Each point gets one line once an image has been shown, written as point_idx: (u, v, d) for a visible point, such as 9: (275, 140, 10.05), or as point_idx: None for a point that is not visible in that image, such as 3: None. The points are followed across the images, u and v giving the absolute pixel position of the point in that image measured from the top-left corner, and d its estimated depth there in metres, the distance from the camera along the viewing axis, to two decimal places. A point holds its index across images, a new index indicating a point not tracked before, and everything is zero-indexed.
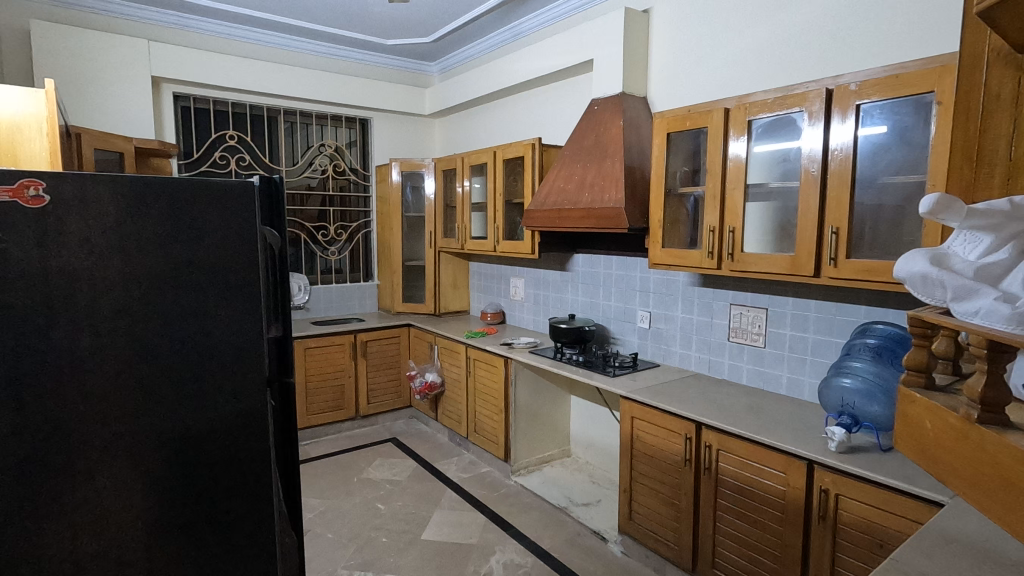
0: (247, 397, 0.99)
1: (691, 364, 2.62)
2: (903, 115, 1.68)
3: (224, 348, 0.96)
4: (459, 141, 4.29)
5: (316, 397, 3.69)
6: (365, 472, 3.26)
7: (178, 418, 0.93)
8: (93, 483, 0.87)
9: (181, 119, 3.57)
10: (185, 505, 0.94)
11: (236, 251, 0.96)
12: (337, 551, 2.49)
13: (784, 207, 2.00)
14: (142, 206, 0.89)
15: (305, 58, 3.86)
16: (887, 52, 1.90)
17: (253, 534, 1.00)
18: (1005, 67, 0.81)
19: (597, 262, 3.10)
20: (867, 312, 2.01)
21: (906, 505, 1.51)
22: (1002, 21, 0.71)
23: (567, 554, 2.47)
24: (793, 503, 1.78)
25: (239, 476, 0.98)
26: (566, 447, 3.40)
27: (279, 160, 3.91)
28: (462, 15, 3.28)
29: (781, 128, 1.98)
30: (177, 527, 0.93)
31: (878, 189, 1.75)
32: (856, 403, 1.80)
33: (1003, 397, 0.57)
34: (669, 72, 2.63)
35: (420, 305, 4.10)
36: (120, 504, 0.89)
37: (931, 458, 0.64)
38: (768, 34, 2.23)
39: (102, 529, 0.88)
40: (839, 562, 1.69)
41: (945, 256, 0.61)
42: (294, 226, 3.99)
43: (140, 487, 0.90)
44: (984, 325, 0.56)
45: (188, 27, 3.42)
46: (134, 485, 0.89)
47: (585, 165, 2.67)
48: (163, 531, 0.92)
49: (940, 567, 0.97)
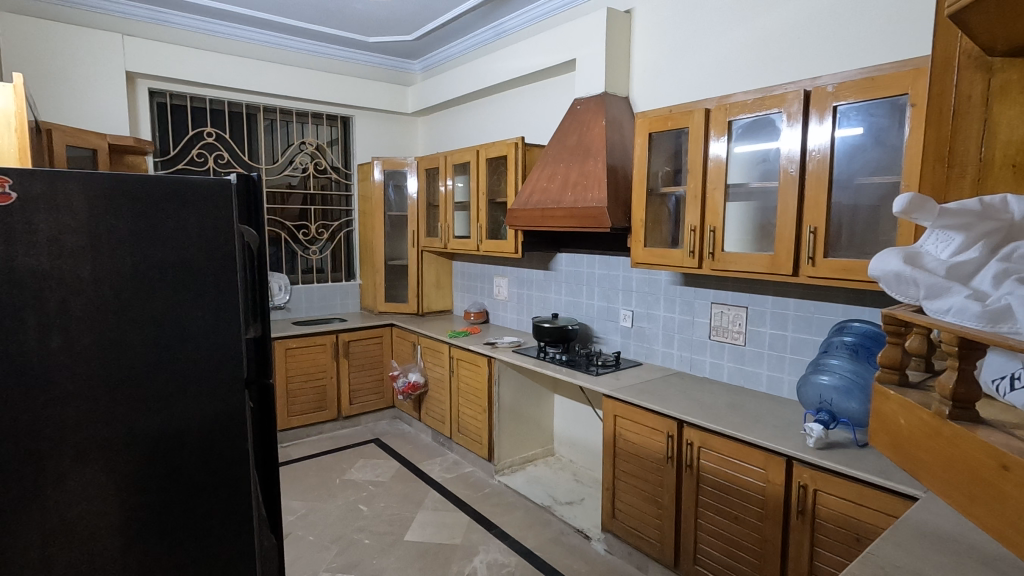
0: (223, 397, 0.96)
1: (673, 362, 2.64)
2: (878, 116, 1.71)
3: (201, 347, 0.94)
4: (441, 139, 4.26)
5: (297, 399, 3.64)
6: (348, 473, 3.23)
7: (153, 419, 0.90)
8: (65, 487, 0.84)
9: (156, 116, 3.50)
10: (161, 509, 0.91)
11: (211, 248, 0.94)
12: (319, 553, 2.46)
13: (764, 207, 2.02)
14: (114, 203, 0.86)
15: (285, 54, 3.80)
16: (864, 56, 1.94)
17: (232, 538, 0.98)
18: (976, 70, 0.83)
19: (580, 261, 3.11)
20: (844, 310, 2.04)
21: (882, 499, 1.54)
22: (972, 24, 0.72)
23: (551, 553, 2.47)
24: (773, 498, 1.81)
25: (217, 478, 0.96)
26: (549, 445, 3.40)
27: (259, 158, 3.85)
28: (446, 14, 3.25)
29: (760, 129, 2.00)
30: (153, 531, 0.91)
31: (855, 190, 1.78)
32: (834, 399, 1.84)
33: (973, 393, 0.58)
34: (651, 72, 2.65)
35: (403, 305, 4.08)
36: (92, 507, 0.86)
37: (905, 455, 0.65)
38: (749, 35, 2.25)
39: (75, 534, 0.85)
40: (816, 556, 1.72)
41: (919, 255, 0.62)
42: (274, 225, 3.93)
43: (111, 490, 0.87)
44: (955, 322, 0.56)
45: (165, 22, 3.34)
46: (106, 488, 0.87)
47: (567, 165, 2.67)
48: (136, 534, 0.89)
49: (916, 560, 0.99)
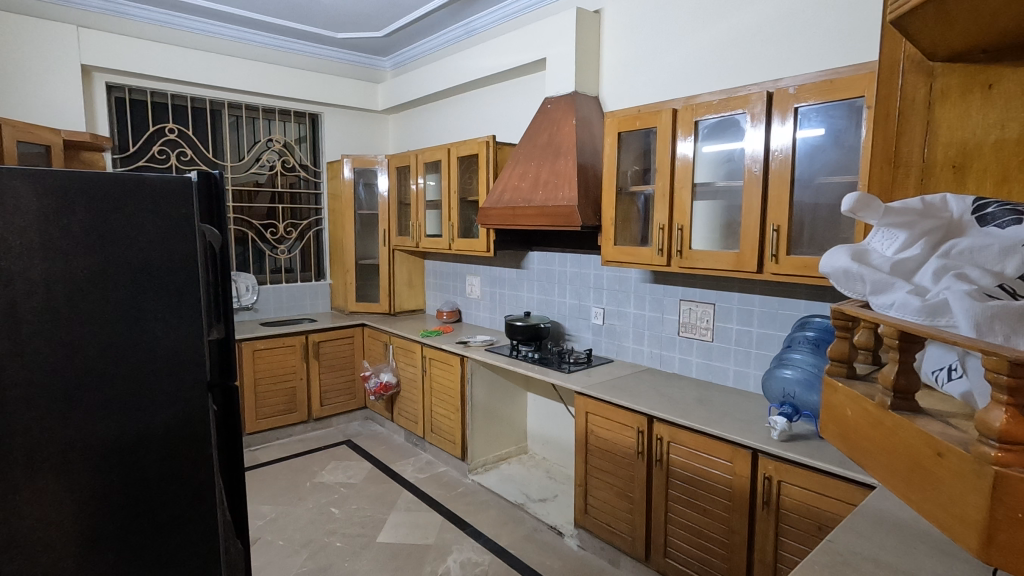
0: (186, 401, 0.84)
1: (643, 359, 2.68)
2: (837, 118, 1.77)
3: (159, 349, 0.82)
4: (411, 137, 4.23)
5: (266, 401, 3.58)
6: (318, 476, 3.18)
7: (105, 431, 0.77)
8: (5, 509, 0.71)
9: (115, 112, 3.38)
10: (119, 531, 0.78)
11: (174, 244, 0.83)
12: (289, 558, 2.42)
13: (729, 206, 2.07)
14: (62, 191, 0.75)
15: (251, 49, 3.70)
16: (821, 60, 2.00)
17: (196, 560, 0.86)
18: (919, 74, 0.86)
19: (551, 260, 3.13)
20: (807, 306, 2.10)
21: (842, 488, 1.60)
22: (912, 31, 0.76)
23: (524, 551, 2.48)
24: (739, 491, 1.85)
25: (181, 495, 0.83)
26: (522, 443, 3.41)
27: (224, 156, 3.76)
28: (415, 10, 3.22)
29: (725, 129, 2.04)
30: (108, 556, 0.78)
31: (816, 189, 1.84)
32: (796, 393, 1.88)
33: (913, 383, 0.61)
34: (621, 71, 2.68)
35: (374, 305, 4.03)
36: (45, 535, 0.73)
37: (851, 444, 0.67)
38: (715, 38, 2.30)
39: (16, 565, 0.72)
40: (781, 546, 1.77)
41: (866, 252, 0.64)
42: (241, 224, 3.85)
43: (67, 514, 0.74)
44: (898, 316, 0.59)
45: (121, 14, 3.22)
46: (61, 511, 0.74)
47: (538, 163, 2.68)
48: (95, 559, 0.77)
49: (872, 546, 1.03)
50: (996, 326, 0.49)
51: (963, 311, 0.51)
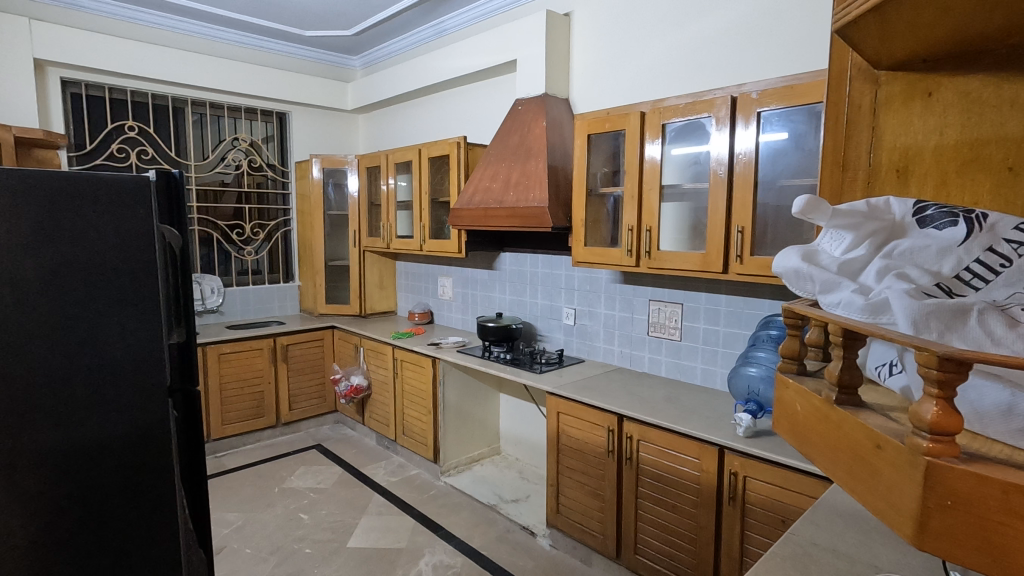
0: (145, 407, 0.80)
1: (614, 358, 2.72)
2: (797, 122, 1.83)
3: (117, 352, 0.77)
4: (381, 138, 4.20)
5: (232, 406, 3.49)
6: (287, 481, 3.12)
7: (58, 439, 0.73)
8: None
9: (70, 108, 3.25)
10: (71, 541, 0.74)
11: (130, 244, 0.78)
12: (257, 565, 2.37)
13: (695, 208, 2.11)
14: (13, 190, 0.69)
15: (216, 46, 3.61)
16: (782, 64, 2.06)
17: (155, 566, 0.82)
18: (865, 82, 0.90)
19: (523, 261, 3.14)
20: (771, 305, 2.16)
21: (804, 481, 1.65)
22: (856, 39, 0.79)
23: (496, 552, 2.48)
24: (707, 486, 1.89)
25: (138, 504, 0.79)
26: (495, 444, 3.42)
27: (187, 155, 3.66)
28: (384, 10, 3.20)
29: (691, 133, 2.09)
30: (62, 565, 0.73)
31: (778, 191, 1.89)
32: (761, 390, 1.92)
33: (856, 378, 0.63)
34: (590, 72, 2.70)
35: (344, 306, 3.98)
36: None
37: (802, 438, 0.69)
38: (679, 43, 2.35)
39: None
40: (747, 540, 1.81)
41: (816, 251, 0.66)
42: (205, 224, 3.75)
43: (16, 525, 0.70)
44: (844, 315, 0.61)
45: (76, 6, 3.09)
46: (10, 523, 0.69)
47: (509, 164, 2.69)
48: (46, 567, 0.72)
49: (831, 538, 1.06)
50: (931, 323, 0.52)
51: (901, 309, 0.53)
